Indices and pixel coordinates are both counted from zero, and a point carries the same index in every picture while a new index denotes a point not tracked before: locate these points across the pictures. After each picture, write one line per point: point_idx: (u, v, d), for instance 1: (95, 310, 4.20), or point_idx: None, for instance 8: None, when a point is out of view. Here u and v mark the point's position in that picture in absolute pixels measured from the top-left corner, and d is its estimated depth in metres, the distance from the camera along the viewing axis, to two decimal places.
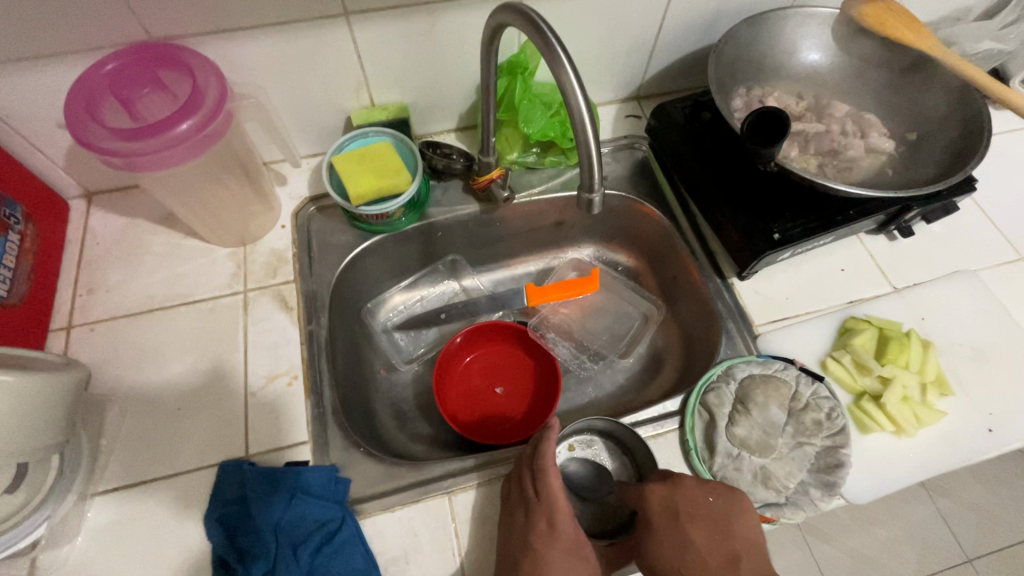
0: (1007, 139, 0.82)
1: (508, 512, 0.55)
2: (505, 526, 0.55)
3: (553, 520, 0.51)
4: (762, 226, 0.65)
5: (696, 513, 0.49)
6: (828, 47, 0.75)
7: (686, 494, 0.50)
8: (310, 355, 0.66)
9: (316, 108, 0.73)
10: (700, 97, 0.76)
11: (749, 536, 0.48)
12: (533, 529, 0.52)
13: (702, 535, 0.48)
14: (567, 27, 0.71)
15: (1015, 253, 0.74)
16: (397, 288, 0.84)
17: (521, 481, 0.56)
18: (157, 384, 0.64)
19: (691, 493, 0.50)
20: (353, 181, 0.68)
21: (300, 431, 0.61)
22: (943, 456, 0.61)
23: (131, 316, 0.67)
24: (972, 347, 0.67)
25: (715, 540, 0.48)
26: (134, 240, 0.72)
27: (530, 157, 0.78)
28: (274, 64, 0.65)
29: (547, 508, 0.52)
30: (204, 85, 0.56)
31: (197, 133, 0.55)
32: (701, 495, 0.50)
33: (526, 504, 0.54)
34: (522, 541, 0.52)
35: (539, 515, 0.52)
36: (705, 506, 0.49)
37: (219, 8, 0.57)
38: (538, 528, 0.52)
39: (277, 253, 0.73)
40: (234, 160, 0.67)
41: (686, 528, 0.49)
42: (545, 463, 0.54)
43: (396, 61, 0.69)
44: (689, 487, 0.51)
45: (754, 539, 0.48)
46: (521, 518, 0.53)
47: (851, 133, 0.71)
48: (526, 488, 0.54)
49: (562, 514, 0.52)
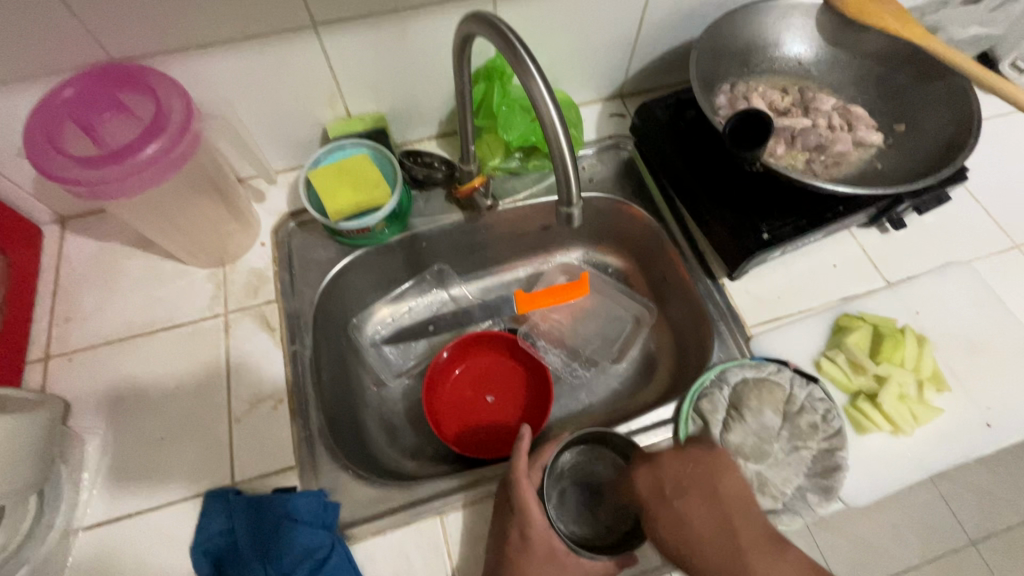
0: (996, 123, 0.81)
1: (497, 525, 0.54)
2: (493, 538, 0.54)
3: (525, 532, 0.52)
4: (750, 225, 0.64)
5: (682, 484, 0.47)
6: (812, 39, 0.74)
7: (667, 469, 0.48)
8: (294, 376, 0.65)
9: (288, 121, 0.71)
10: (683, 94, 0.74)
11: (735, 490, 0.46)
12: (509, 542, 0.52)
13: (693, 507, 0.45)
14: (542, 28, 0.69)
15: (1008, 242, 0.73)
16: (384, 301, 0.82)
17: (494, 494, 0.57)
18: (139, 413, 0.62)
19: (673, 467, 0.48)
20: (329, 197, 0.67)
21: (286, 457, 0.60)
22: (940, 454, 0.61)
23: (110, 344, 0.66)
24: (967, 340, 0.66)
25: (708, 509, 0.45)
26: (111, 264, 0.71)
27: (514, 162, 0.75)
28: (244, 78, 0.63)
29: (520, 521, 0.52)
30: (168, 105, 0.55)
31: (164, 156, 0.54)
32: (681, 466, 0.48)
33: (504, 514, 0.55)
34: (499, 556, 0.52)
35: (514, 527, 0.52)
36: (687, 475, 0.47)
37: (179, 24, 0.55)
38: (514, 539, 0.52)
39: (257, 272, 0.71)
40: (207, 180, 0.65)
41: (676, 503, 0.46)
42: (518, 477, 0.54)
43: (368, 70, 0.67)
44: (670, 461, 0.49)
45: (740, 493, 0.46)
46: (500, 529, 0.54)
47: (839, 126, 0.69)
48: (506, 499, 0.55)
49: (536, 527, 0.51)
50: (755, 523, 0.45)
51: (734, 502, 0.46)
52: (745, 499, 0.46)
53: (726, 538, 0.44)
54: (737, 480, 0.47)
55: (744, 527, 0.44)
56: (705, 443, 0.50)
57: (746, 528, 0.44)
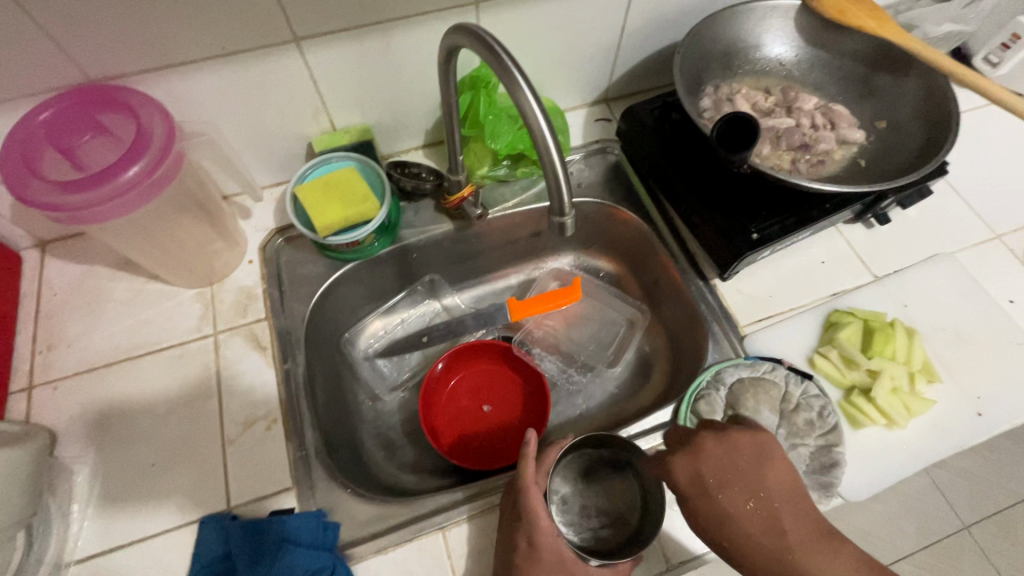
0: (972, 116, 0.83)
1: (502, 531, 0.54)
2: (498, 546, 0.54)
3: (532, 540, 0.50)
4: (739, 226, 0.64)
5: (726, 476, 0.46)
6: (791, 39, 0.75)
7: (711, 460, 0.47)
8: (288, 395, 0.63)
9: (272, 136, 0.70)
10: (667, 97, 0.74)
11: (782, 482, 0.46)
12: (516, 549, 0.51)
13: (739, 501, 0.45)
14: (526, 36, 0.69)
15: (990, 232, 0.74)
16: (376, 314, 0.81)
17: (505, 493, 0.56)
18: (128, 440, 0.61)
19: (715, 457, 0.47)
20: (317, 212, 0.66)
21: (284, 478, 0.59)
22: (934, 444, 0.61)
23: (96, 370, 0.64)
24: (955, 331, 0.67)
25: (752, 499, 0.45)
26: (94, 288, 0.69)
27: (501, 170, 0.76)
28: (226, 96, 0.62)
29: (527, 527, 0.51)
30: (149, 125, 0.53)
31: (146, 178, 0.53)
32: (725, 457, 0.47)
33: (509, 524, 0.54)
34: (505, 565, 0.51)
35: (521, 534, 0.51)
36: (728, 467, 0.47)
37: (157, 42, 0.54)
38: (520, 547, 0.51)
39: (246, 290, 0.70)
40: (191, 200, 0.64)
41: (719, 498, 0.46)
42: (524, 484, 0.53)
43: (352, 83, 0.66)
44: (712, 452, 0.47)
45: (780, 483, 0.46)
46: (506, 536, 0.53)
47: (822, 125, 0.70)
48: (510, 501, 0.55)
49: (543, 532, 0.50)
50: (796, 513, 0.46)
51: (779, 495, 0.46)
52: (791, 496, 0.46)
53: (773, 533, 0.44)
54: (784, 473, 0.47)
55: (787, 519, 0.45)
56: (743, 428, 0.49)
57: (790, 521, 0.45)
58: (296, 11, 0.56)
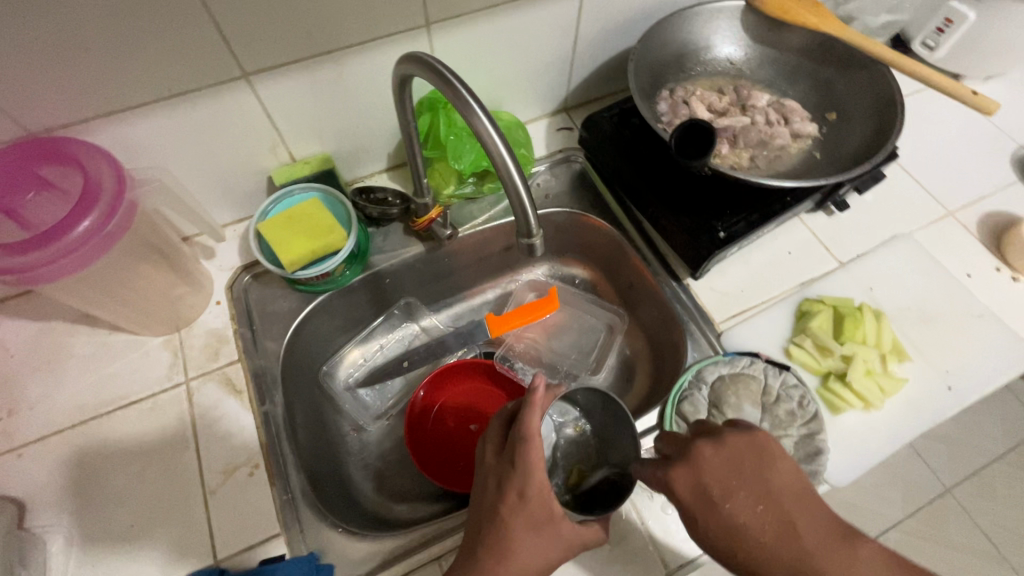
0: (914, 100, 0.86)
1: (478, 487, 0.50)
2: (477, 490, 0.50)
3: (524, 493, 0.46)
4: (706, 225, 0.65)
5: (730, 485, 0.43)
6: (739, 39, 0.76)
7: (712, 468, 0.44)
8: (268, 438, 0.62)
9: (230, 173, 0.68)
10: (625, 103, 0.75)
11: (789, 484, 0.44)
12: (504, 499, 0.46)
13: (748, 511, 0.42)
14: (479, 54, 0.69)
15: (943, 210, 0.77)
16: (352, 343, 0.80)
17: (497, 441, 0.50)
18: (103, 502, 0.58)
19: (715, 466, 0.44)
20: (283, 248, 0.65)
21: (271, 524, 0.57)
22: (911, 422, 0.63)
23: (63, 432, 0.61)
24: (919, 309, 0.69)
25: (762, 509, 0.43)
26: (54, 345, 0.66)
27: (468, 188, 0.75)
28: (178, 138, 0.60)
29: (521, 480, 0.46)
30: (97, 176, 0.52)
31: (99, 232, 0.51)
32: (725, 467, 0.44)
33: (500, 474, 0.48)
34: (489, 512, 0.47)
35: (512, 486, 0.46)
36: (731, 476, 0.43)
37: (99, 89, 0.52)
38: (509, 498, 0.46)
39: (216, 332, 0.68)
40: (149, 246, 0.62)
41: (727, 509, 0.43)
42: (528, 434, 0.46)
43: (308, 114, 0.65)
44: (711, 459, 0.44)
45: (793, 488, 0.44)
46: (493, 485, 0.48)
47: (776, 121, 0.72)
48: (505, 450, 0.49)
49: (537, 487, 0.46)
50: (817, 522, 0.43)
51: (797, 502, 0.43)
52: (800, 496, 0.44)
53: (789, 540, 0.42)
54: (790, 472, 0.44)
55: (807, 528, 0.42)
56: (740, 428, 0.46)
57: (810, 530, 0.42)
58: (241, 46, 0.54)
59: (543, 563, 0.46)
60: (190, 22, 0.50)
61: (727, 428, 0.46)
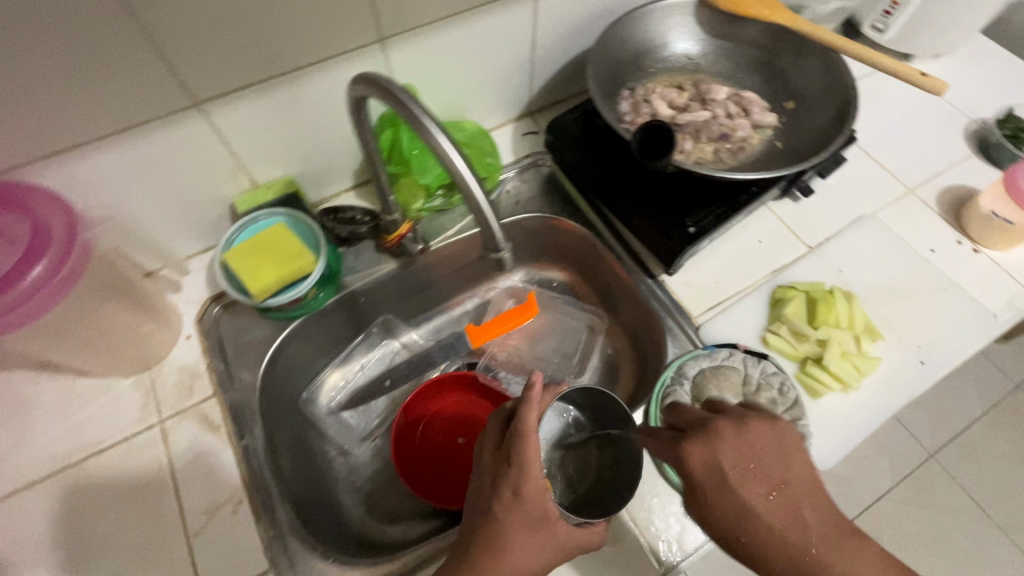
0: (868, 81, 0.88)
1: (473, 488, 0.50)
2: (473, 488, 0.49)
3: (518, 490, 0.45)
4: (676, 221, 0.66)
5: (749, 471, 0.40)
6: (694, 33, 0.77)
7: (730, 449, 0.41)
8: (250, 472, 0.60)
9: (190, 204, 0.66)
10: (587, 104, 0.75)
11: (804, 471, 0.41)
12: (498, 499, 0.46)
13: (762, 497, 0.40)
14: (437, 66, 0.69)
15: (903, 188, 0.79)
16: (332, 366, 0.78)
17: (496, 437, 0.50)
18: (81, 556, 0.56)
19: (734, 446, 0.41)
20: (251, 276, 0.63)
21: (259, 561, 0.56)
22: (889, 399, 0.65)
23: (33, 486, 0.59)
24: (888, 287, 0.71)
25: (775, 496, 0.40)
26: (18, 396, 0.64)
27: (437, 202, 0.74)
28: (131, 172, 0.59)
29: (515, 478, 0.45)
30: (46, 220, 0.50)
31: (54, 275, 0.49)
32: (745, 448, 0.41)
33: (496, 471, 0.48)
34: (483, 513, 0.47)
35: (505, 485, 0.46)
36: (752, 459, 0.40)
37: (41, 130, 0.50)
38: (503, 497, 0.46)
39: (188, 368, 0.66)
40: (109, 287, 0.60)
41: (742, 491, 0.40)
42: (525, 430, 0.45)
43: (266, 137, 0.64)
44: (730, 439, 0.41)
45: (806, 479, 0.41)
46: (488, 484, 0.48)
47: (736, 113, 0.73)
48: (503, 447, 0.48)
49: (531, 486, 0.45)
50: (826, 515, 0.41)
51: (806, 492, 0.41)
52: (815, 487, 0.41)
53: (797, 529, 0.40)
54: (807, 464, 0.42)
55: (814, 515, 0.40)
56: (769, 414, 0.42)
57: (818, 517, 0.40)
58: (189, 74, 0.53)
59: (537, 563, 0.45)
60: (132, 55, 0.49)
61: (749, 412, 0.43)
